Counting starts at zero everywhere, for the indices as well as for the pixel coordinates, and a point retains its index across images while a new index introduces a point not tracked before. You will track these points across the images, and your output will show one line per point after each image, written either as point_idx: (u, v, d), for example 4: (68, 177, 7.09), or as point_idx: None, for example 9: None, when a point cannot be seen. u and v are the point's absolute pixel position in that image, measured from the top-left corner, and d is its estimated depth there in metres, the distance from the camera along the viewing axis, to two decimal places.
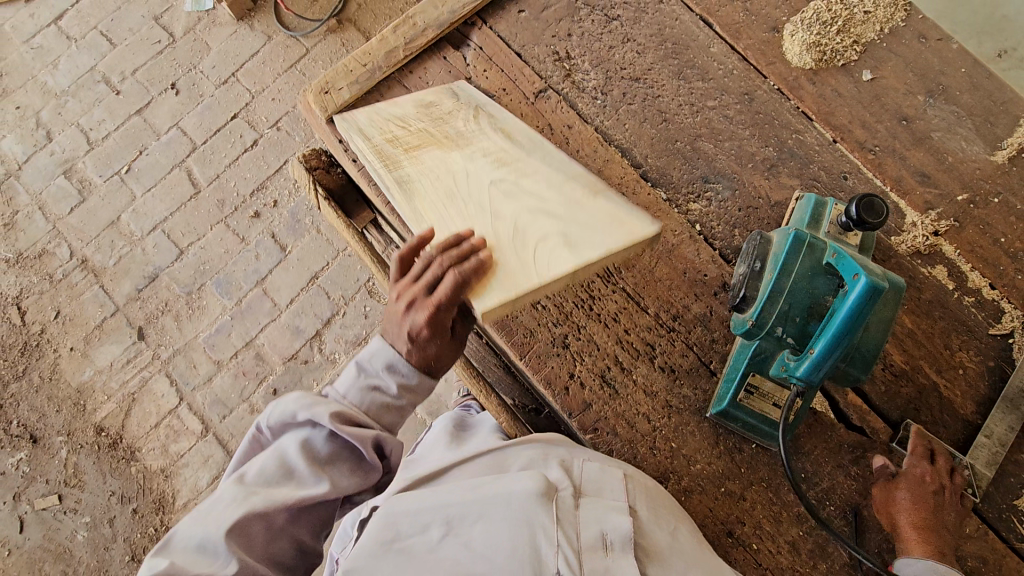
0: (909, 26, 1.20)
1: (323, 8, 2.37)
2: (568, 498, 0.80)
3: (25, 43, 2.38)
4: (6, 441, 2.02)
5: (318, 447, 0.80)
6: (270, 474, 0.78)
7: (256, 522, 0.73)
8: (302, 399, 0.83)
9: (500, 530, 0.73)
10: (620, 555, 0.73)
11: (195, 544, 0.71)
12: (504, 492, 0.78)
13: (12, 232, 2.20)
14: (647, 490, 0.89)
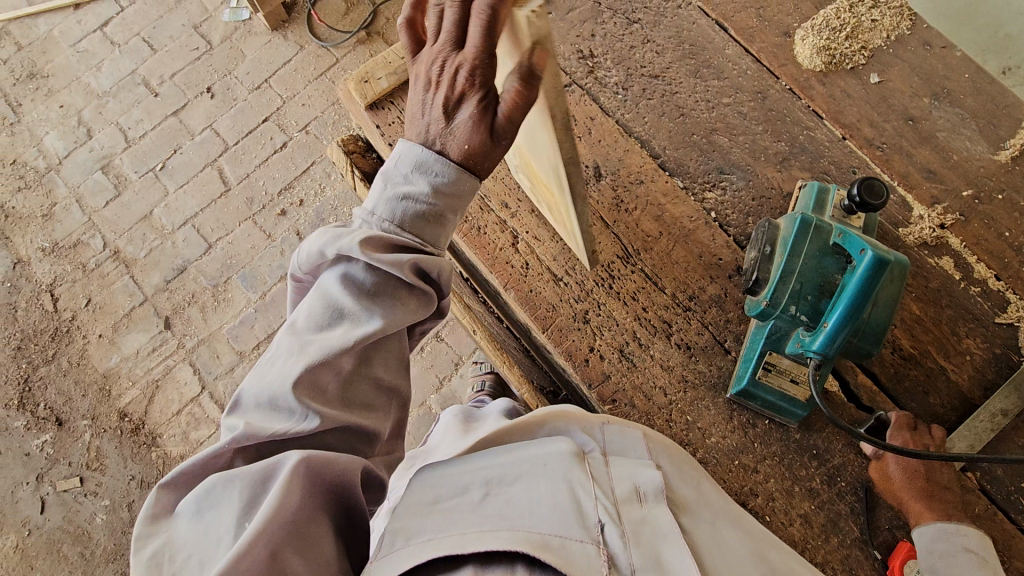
0: (914, 35, 1.28)
1: (354, 21, 2.49)
2: (598, 458, 0.78)
3: (72, 47, 2.51)
4: (32, 424, 2.06)
5: (358, 279, 0.79)
6: (318, 315, 0.79)
7: (323, 372, 0.74)
8: (326, 238, 0.81)
9: (541, 485, 0.70)
10: (658, 505, 0.73)
11: (265, 401, 0.74)
12: (538, 453, 0.75)
13: (50, 222, 2.30)
14: (670, 450, 0.87)
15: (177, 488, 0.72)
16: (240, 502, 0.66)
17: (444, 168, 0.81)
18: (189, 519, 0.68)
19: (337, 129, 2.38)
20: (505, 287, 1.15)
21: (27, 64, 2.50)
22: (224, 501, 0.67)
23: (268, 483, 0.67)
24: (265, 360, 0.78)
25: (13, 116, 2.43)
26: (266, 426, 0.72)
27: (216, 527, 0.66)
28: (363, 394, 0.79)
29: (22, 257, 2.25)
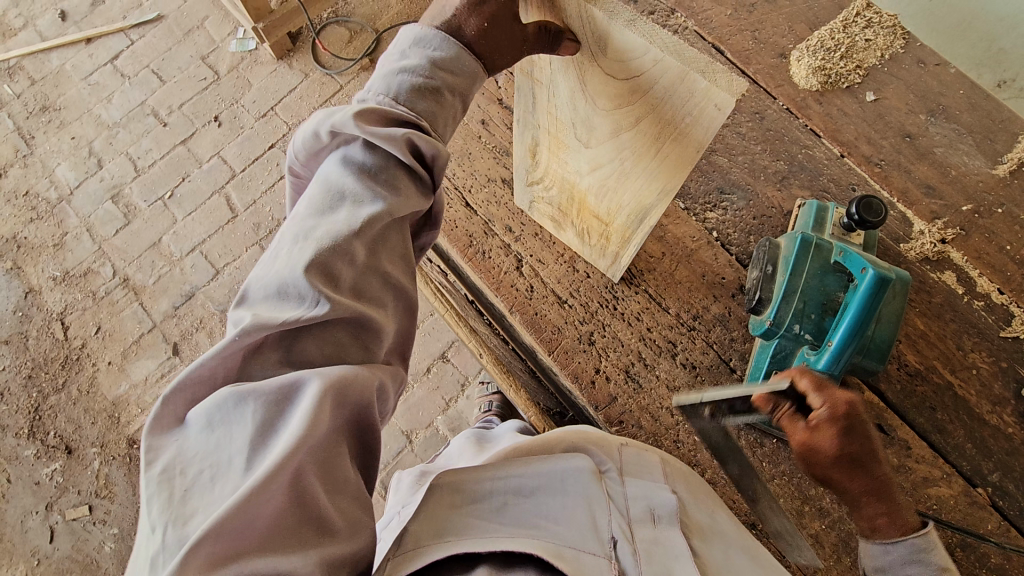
0: (909, 53, 1.29)
1: (357, 48, 2.51)
2: (614, 478, 0.77)
3: (83, 80, 2.58)
4: (42, 452, 2.07)
5: (363, 156, 0.69)
6: (320, 197, 0.67)
7: (335, 259, 0.62)
8: (325, 115, 0.71)
9: (559, 501, 0.69)
10: (672, 527, 0.72)
11: (274, 290, 0.60)
12: (557, 465, 0.73)
13: (61, 252, 2.34)
14: (686, 477, 0.86)
15: (186, 391, 0.57)
16: (263, 415, 0.53)
17: (449, 45, 0.75)
18: (200, 428, 0.54)
19: None
20: (510, 310, 1.17)
21: (40, 98, 2.56)
22: (242, 412, 0.53)
23: (296, 394, 0.55)
24: (267, 253, 0.66)
25: (26, 148, 2.48)
26: (273, 315, 0.58)
27: (235, 442, 0.52)
28: (380, 293, 0.67)
29: (34, 287, 2.29)
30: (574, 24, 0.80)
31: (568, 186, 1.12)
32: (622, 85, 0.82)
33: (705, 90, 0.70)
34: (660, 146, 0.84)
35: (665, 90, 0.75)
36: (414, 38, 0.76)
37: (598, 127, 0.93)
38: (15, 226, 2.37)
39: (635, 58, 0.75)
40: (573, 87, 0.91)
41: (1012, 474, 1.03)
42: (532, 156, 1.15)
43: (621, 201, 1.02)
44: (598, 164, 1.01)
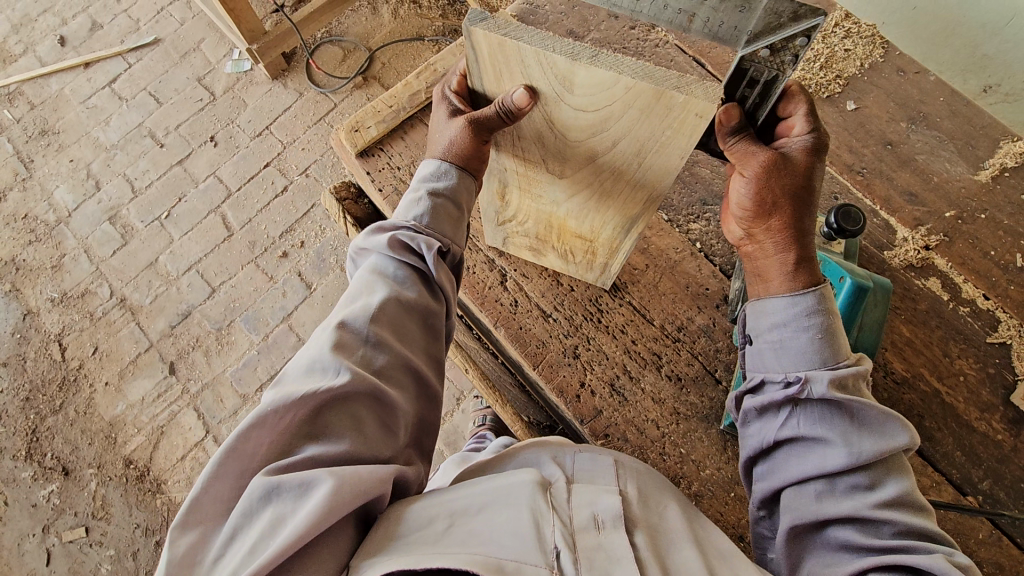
0: (888, 62, 1.33)
1: (351, 68, 2.60)
2: (561, 486, 0.74)
3: (82, 104, 2.62)
4: (39, 473, 2.08)
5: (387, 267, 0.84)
6: (352, 296, 0.81)
7: (357, 345, 0.74)
8: (366, 234, 0.89)
9: (502, 517, 0.66)
10: (616, 533, 0.68)
11: (304, 369, 0.71)
12: (500, 483, 0.70)
13: (59, 273, 2.36)
14: (639, 475, 0.82)
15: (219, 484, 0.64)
16: (270, 512, 0.59)
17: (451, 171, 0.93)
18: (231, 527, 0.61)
19: (336, 171, 2.45)
20: (495, 325, 1.17)
21: (40, 122, 2.60)
22: (258, 508, 0.60)
23: (300, 495, 0.60)
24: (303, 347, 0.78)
25: (25, 172, 2.52)
26: (294, 389, 0.68)
27: (244, 537, 0.59)
28: (396, 372, 0.76)
29: (32, 308, 2.31)
30: (532, 70, 0.75)
31: (544, 216, 1.09)
32: (592, 117, 0.79)
33: (684, 104, 0.69)
34: (642, 159, 0.84)
35: (642, 113, 0.74)
36: (420, 175, 0.96)
37: (571, 158, 0.91)
38: (14, 248, 2.39)
39: (605, 90, 0.72)
40: (537, 130, 0.87)
41: (1003, 481, 1.02)
42: (500, 198, 1.11)
43: (604, 219, 1.02)
44: (574, 190, 0.98)
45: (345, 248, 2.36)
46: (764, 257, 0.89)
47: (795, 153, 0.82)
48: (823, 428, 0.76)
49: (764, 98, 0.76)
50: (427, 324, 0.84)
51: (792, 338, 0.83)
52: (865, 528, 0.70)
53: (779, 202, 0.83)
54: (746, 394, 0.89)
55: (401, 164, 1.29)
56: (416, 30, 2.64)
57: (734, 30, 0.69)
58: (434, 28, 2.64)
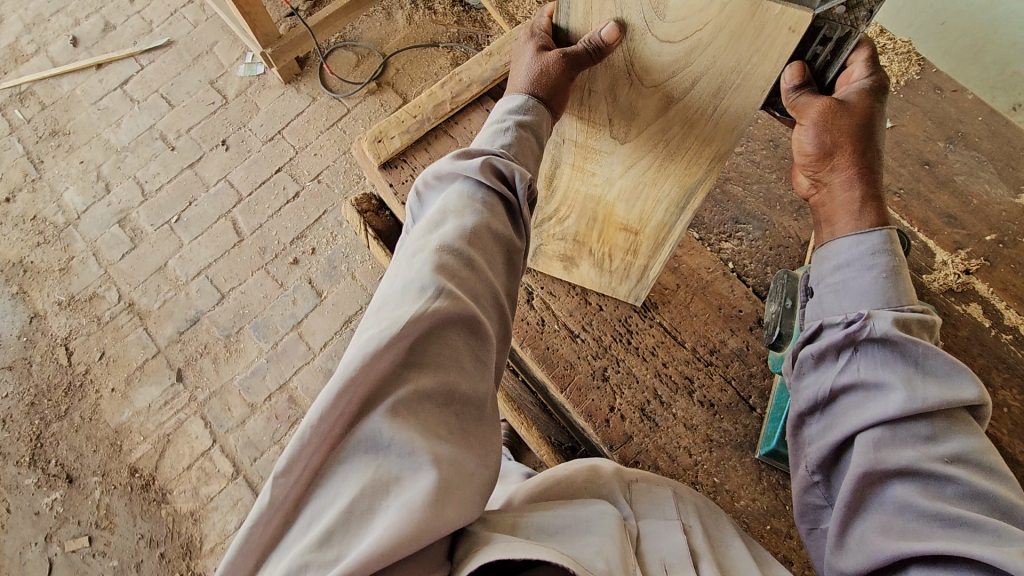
0: (924, 79, 1.30)
1: (364, 73, 2.58)
2: (631, 525, 0.74)
3: (93, 105, 2.59)
4: (43, 481, 2.04)
5: (472, 192, 0.78)
6: (434, 220, 0.76)
7: (460, 267, 0.69)
8: (452, 158, 0.83)
9: (588, 538, 0.65)
10: (688, 571, 0.68)
11: (398, 287, 0.67)
12: (582, 510, 0.70)
13: (67, 276, 2.33)
14: (702, 510, 0.82)
15: (317, 443, 0.59)
16: (374, 473, 0.57)
17: (528, 107, 0.88)
18: (331, 484, 0.58)
19: (349, 178, 2.43)
20: (521, 345, 1.13)
21: (50, 123, 2.57)
22: (366, 459, 0.58)
23: (408, 465, 0.58)
24: (391, 265, 0.74)
25: (34, 173, 2.48)
26: (398, 314, 0.63)
27: (342, 491, 0.57)
28: (488, 303, 0.72)
29: (39, 311, 2.27)
30: None
31: (590, 205, 1.11)
32: (678, 49, 0.80)
33: (778, 17, 0.70)
34: (718, 101, 0.84)
35: (733, 35, 0.75)
36: (503, 108, 0.91)
37: (641, 112, 0.91)
38: (22, 250, 2.36)
39: (698, 12, 0.74)
40: (611, 76, 0.89)
41: None
42: (547, 185, 1.12)
43: (658, 195, 1.02)
44: (633, 160, 0.98)
45: (357, 256, 2.33)
46: (831, 200, 0.85)
47: (853, 94, 0.79)
48: (885, 372, 0.73)
49: (834, 57, 0.78)
50: (511, 261, 0.79)
51: (854, 278, 0.80)
52: (929, 487, 0.66)
53: (845, 145, 0.80)
54: (801, 345, 0.85)
55: None
56: (430, 36, 2.61)
57: None
58: (449, 34, 2.61)
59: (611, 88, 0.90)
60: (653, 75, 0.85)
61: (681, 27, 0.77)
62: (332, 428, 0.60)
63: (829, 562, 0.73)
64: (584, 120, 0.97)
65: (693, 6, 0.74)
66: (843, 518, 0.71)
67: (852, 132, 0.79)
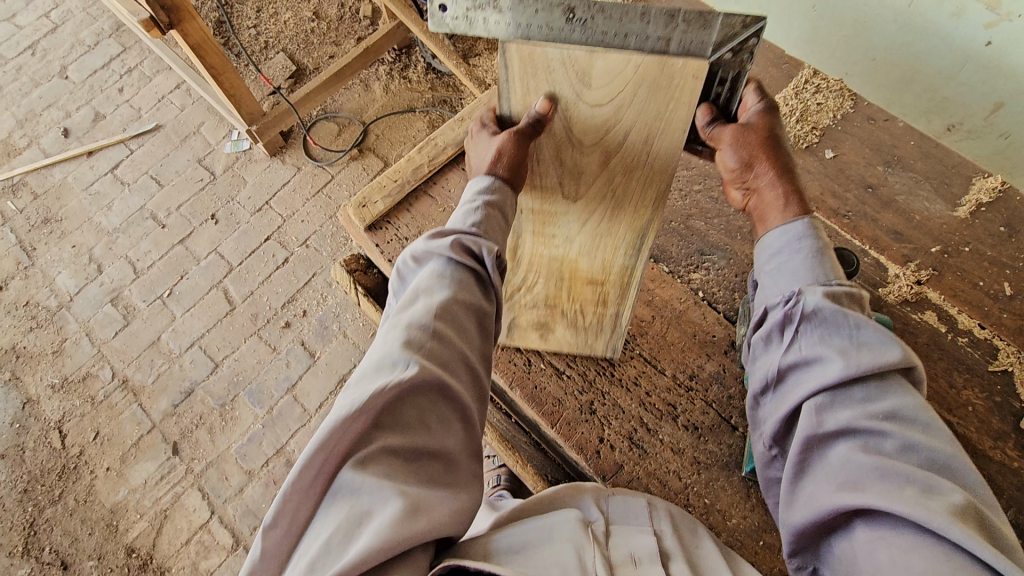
0: (858, 112, 1.42)
1: (346, 141, 2.72)
2: (601, 528, 0.86)
3: (85, 191, 2.68)
4: (36, 570, 1.99)
5: (443, 270, 0.85)
6: (407, 299, 0.83)
7: (428, 340, 0.76)
8: (424, 242, 0.90)
9: (551, 546, 0.76)
10: (651, 565, 0.79)
11: (373, 365, 0.74)
12: (552, 519, 0.82)
13: (60, 358, 2.35)
14: (671, 514, 0.94)
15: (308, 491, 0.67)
16: (352, 509, 0.64)
17: (487, 184, 0.93)
18: (321, 519, 0.65)
19: (336, 240, 2.51)
20: (510, 386, 1.20)
21: (43, 210, 2.65)
22: (343, 500, 0.65)
23: (379, 498, 0.64)
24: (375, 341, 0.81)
25: (27, 260, 2.54)
26: (369, 385, 0.70)
27: (325, 527, 0.64)
28: (457, 367, 0.77)
29: (32, 396, 2.27)
30: (554, 74, 0.88)
31: (555, 267, 1.18)
32: (607, 109, 0.91)
33: (682, 69, 0.83)
34: (650, 146, 0.95)
35: (650, 90, 0.87)
36: (468, 192, 0.96)
37: (587, 170, 1.01)
38: (14, 336, 2.39)
39: (616, 75, 0.86)
40: (555, 143, 0.98)
41: None
42: (511, 258, 1.18)
43: (616, 243, 1.12)
44: (586, 217, 1.08)
45: (347, 314, 2.38)
46: (762, 202, 0.95)
47: (755, 116, 0.93)
48: (823, 348, 0.79)
49: (734, 94, 0.90)
50: (482, 324, 0.86)
51: (788, 261, 0.89)
52: (870, 443, 0.71)
53: (763, 155, 0.92)
54: (752, 329, 0.92)
55: (408, 235, 1.34)
56: (406, 103, 2.78)
57: (701, 42, 0.81)
58: (424, 100, 2.78)
59: (559, 151, 0.99)
60: (594, 129, 0.95)
61: (607, 88, 0.88)
62: (314, 483, 0.67)
63: (783, 518, 0.78)
64: (537, 189, 1.05)
65: (610, 70, 0.85)
66: (797, 479, 0.76)
67: (765, 144, 0.92)
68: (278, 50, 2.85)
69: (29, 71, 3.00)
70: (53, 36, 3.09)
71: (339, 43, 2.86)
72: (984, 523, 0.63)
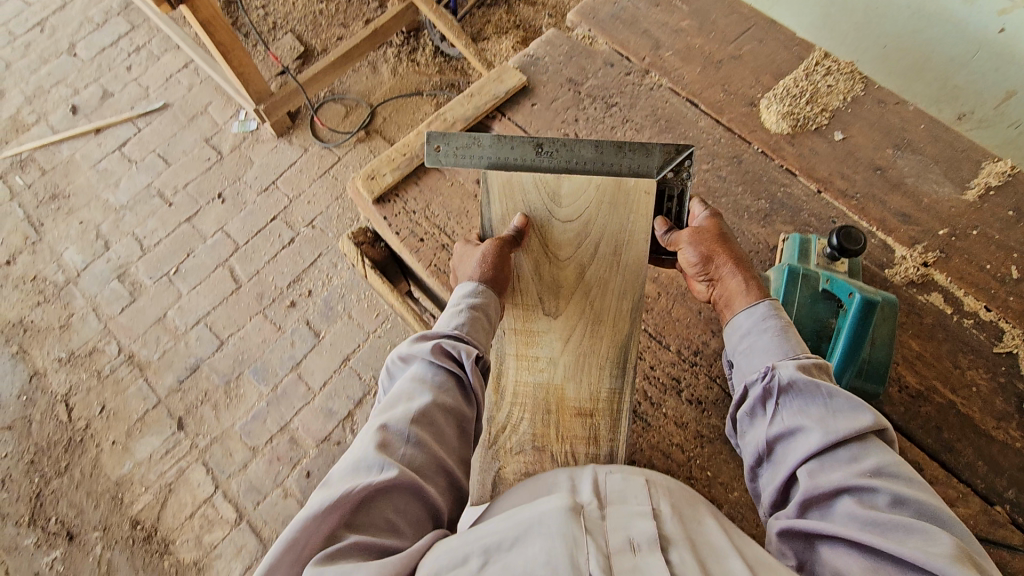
0: (869, 94, 1.41)
1: (353, 123, 2.72)
2: (594, 511, 0.73)
3: (92, 168, 2.69)
4: (42, 540, 2.01)
5: (427, 375, 0.88)
6: (389, 401, 0.86)
7: (399, 443, 0.78)
8: (409, 344, 0.94)
9: (534, 544, 0.65)
10: (654, 554, 0.66)
11: (350, 468, 0.75)
12: (536, 510, 0.70)
13: (67, 332, 2.37)
14: (676, 494, 0.80)
15: None
16: None
17: (472, 290, 1.03)
18: None
19: (342, 221, 2.52)
20: None
21: (50, 187, 2.66)
22: None
23: None
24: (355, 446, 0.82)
25: (35, 235, 2.55)
26: (343, 488, 0.72)
27: None
28: (432, 473, 0.79)
29: (39, 369, 2.30)
30: (529, 197, 1.18)
31: (542, 394, 1.17)
32: (577, 224, 1.18)
33: (636, 185, 1.14)
34: (619, 255, 1.17)
35: (611, 201, 1.16)
36: (455, 296, 1.04)
37: (563, 283, 1.19)
38: (22, 310, 2.40)
39: (583, 192, 1.17)
40: (533, 257, 1.19)
41: None
42: (496, 390, 1.18)
43: (600, 361, 1.17)
44: (569, 330, 1.17)
45: (353, 295, 2.39)
46: (728, 289, 1.04)
47: (705, 221, 1.11)
48: (803, 417, 0.82)
49: (679, 210, 1.17)
50: (463, 428, 0.87)
51: (757, 340, 0.94)
52: (862, 501, 0.72)
53: (719, 252, 1.06)
54: (736, 408, 0.94)
55: (416, 209, 1.35)
56: (414, 86, 2.77)
57: (647, 167, 1.16)
58: (431, 83, 2.78)
59: (542, 254, 1.19)
60: (572, 227, 1.18)
61: (580, 200, 1.17)
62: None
63: None
64: (518, 308, 1.19)
65: (578, 188, 1.17)
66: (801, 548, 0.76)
67: (720, 243, 1.08)
68: (287, 31, 2.84)
69: (37, 48, 3.00)
70: (62, 13, 3.09)
71: (348, 25, 2.85)
72: (981, 569, 0.63)
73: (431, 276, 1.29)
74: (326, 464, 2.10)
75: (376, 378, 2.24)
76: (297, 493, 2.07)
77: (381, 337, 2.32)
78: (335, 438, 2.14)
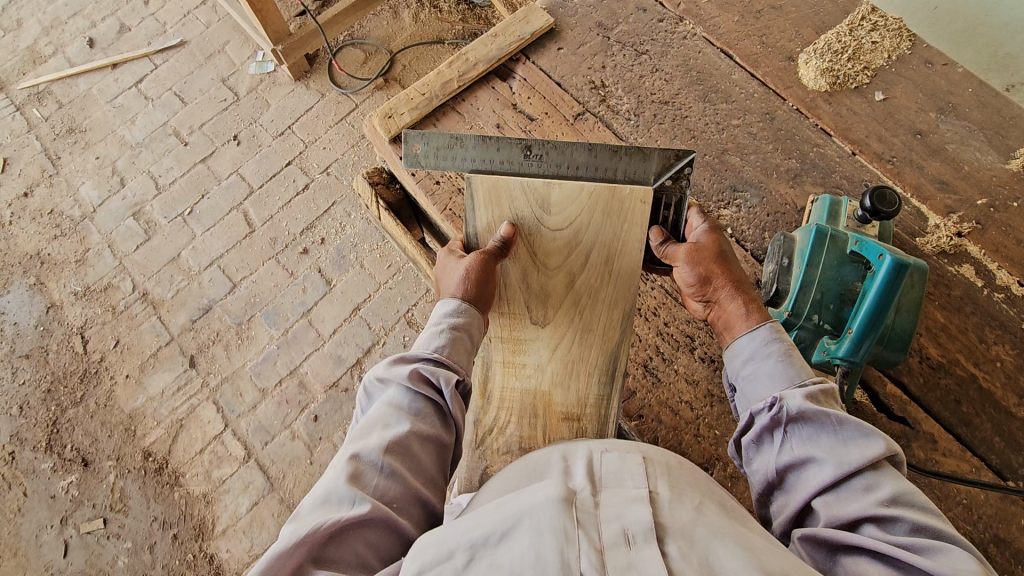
0: (916, 53, 1.32)
1: (371, 70, 2.65)
2: (587, 497, 0.68)
3: (109, 103, 2.66)
4: (59, 465, 2.08)
5: (402, 400, 0.86)
6: (364, 428, 0.83)
7: (371, 471, 0.76)
8: (384, 367, 0.91)
9: (524, 541, 0.61)
10: (649, 547, 0.60)
11: (320, 501, 0.72)
12: (526, 500, 0.67)
13: (83, 267, 2.39)
14: (673, 473, 0.75)
15: None
16: None
17: (454, 304, 0.99)
18: None
19: (357, 170, 2.48)
20: None
21: (67, 120, 2.64)
22: None
23: None
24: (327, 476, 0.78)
25: (52, 169, 2.55)
26: (313, 523, 0.69)
27: None
28: (406, 504, 0.76)
29: (55, 301, 2.33)
30: (517, 203, 1.12)
31: (527, 400, 1.16)
32: (567, 233, 1.13)
33: (630, 193, 1.09)
34: (610, 266, 1.13)
35: (604, 212, 1.11)
36: (435, 313, 1.00)
37: (553, 291, 1.15)
38: (39, 243, 2.42)
39: (573, 202, 1.11)
40: (520, 266, 1.15)
41: None
42: (482, 395, 1.16)
43: (588, 370, 1.16)
44: (556, 340, 1.16)
45: (365, 245, 2.38)
46: (725, 313, 1.00)
47: (703, 236, 1.05)
48: (813, 448, 0.78)
49: (676, 221, 1.11)
50: (441, 458, 0.85)
51: (761, 366, 0.90)
52: (880, 532, 0.68)
53: (716, 273, 1.01)
54: (740, 435, 0.90)
55: None
56: (435, 33, 2.69)
57: (644, 172, 1.09)
58: (453, 31, 2.69)
59: (532, 262, 1.14)
60: (561, 235, 1.13)
61: (568, 208, 1.12)
62: None
63: None
64: (504, 315, 1.16)
65: (567, 195, 1.11)
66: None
67: (717, 260, 1.02)
68: None
69: None
70: None
71: None
72: None
73: (447, 221, 1.28)
74: (334, 409, 2.13)
75: (385, 329, 2.25)
76: (304, 436, 2.10)
77: (392, 288, 2.31)
78: (343, 384, 2.17)
